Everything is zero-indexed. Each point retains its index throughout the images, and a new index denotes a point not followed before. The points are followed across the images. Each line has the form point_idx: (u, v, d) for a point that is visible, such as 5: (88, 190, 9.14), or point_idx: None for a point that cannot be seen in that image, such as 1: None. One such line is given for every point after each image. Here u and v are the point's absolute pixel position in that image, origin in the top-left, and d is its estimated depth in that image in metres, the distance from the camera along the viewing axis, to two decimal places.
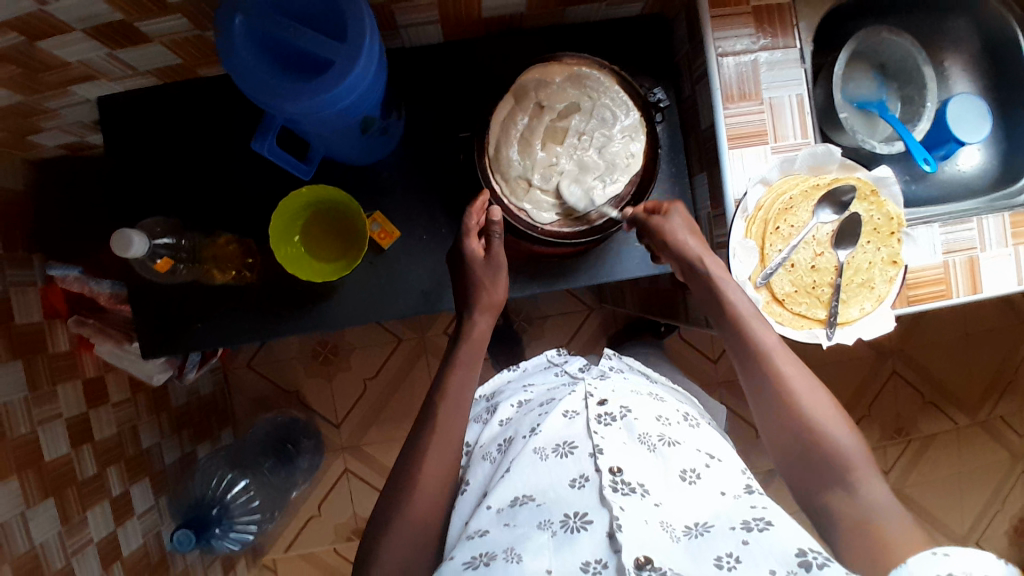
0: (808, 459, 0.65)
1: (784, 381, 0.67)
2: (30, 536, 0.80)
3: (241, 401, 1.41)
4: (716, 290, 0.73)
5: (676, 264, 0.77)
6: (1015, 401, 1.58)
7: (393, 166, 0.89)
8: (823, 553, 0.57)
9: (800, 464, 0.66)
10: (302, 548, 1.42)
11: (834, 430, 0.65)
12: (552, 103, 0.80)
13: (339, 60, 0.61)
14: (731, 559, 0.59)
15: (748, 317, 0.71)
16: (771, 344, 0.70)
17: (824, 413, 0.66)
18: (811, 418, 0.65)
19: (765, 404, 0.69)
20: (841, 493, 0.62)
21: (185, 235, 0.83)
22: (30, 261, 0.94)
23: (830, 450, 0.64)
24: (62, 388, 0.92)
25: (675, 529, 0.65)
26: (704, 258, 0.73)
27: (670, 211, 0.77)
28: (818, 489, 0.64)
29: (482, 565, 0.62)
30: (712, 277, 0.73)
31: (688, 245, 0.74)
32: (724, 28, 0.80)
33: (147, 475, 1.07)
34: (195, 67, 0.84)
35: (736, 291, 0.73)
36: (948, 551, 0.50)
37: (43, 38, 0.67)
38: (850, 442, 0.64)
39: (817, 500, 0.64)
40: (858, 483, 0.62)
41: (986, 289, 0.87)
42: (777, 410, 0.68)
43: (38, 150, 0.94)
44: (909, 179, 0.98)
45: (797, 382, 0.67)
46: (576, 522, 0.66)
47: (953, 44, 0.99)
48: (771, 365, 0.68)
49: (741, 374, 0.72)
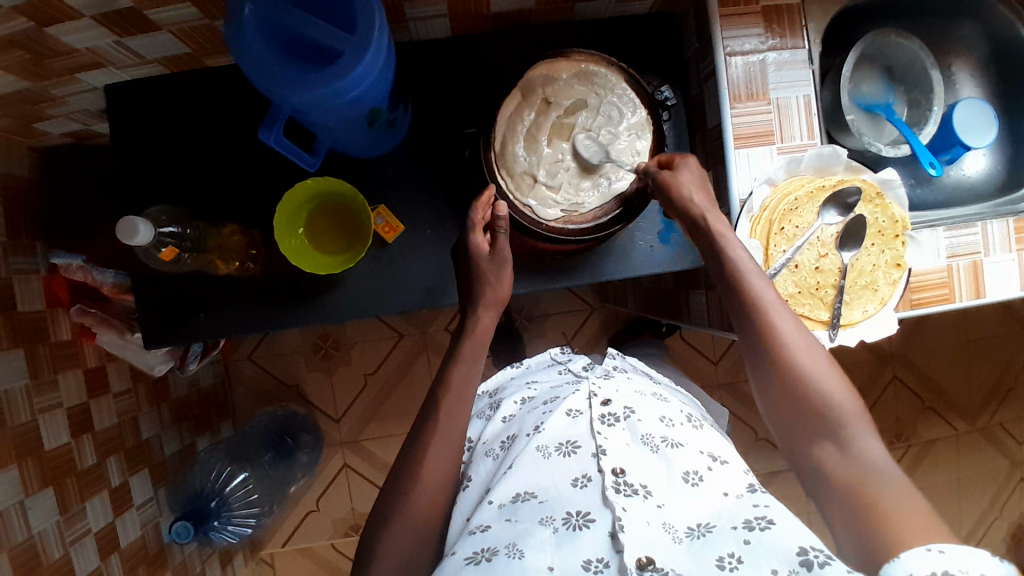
0: (801, 415, 0.64)
1: (779, 335, 0.66)
2: (29, 525, 0.80)
3: (241, 394, 1.41)
4: (719, 248, 0.70)
5: (682, 221, 0.74)
6: (1015, 408, 1.58)
7: (399, 161, 0.89)
8: (824, 551, 0.56)
9: (792, 418, 0.65)
10: (300, 542, 1.42)
11: (828, 386, 0.63)
12: (558, 99, 0.80)
13: (348, 50, 0.61)
14: (733, 559, 0.59)
15: (749, 272, 0.69)
16: (771, 299, 0.68)
17: (820, 368, 0.64)
18: (805, 372, 0.64)
19: (758, 359, 0.67)
20: (831, 449, 0.61)
21: (190, 225, 0.83)
22: (34, 249, 0.94)
23: (823, 404, 0.63)
24: (63, 376, 0.92)
25: (677, 530, 0.65)
26: (707, 216, 0.71)
27: (684, 162, 0.75)
28: (808, 444, 0.63)
29: (484, 561, 0.62)
30: (715, 234, 0.71)
31: (692, 199, 0.72)
32: (732, 28, 0.80)
33: (146, 466, 1.07)
34: (203, 57, 0.84)
35: (739, 250, 0.70)
36: (943, 549, 0.49)
37: (53, 24, 0.67)
38: (843, 397, 0.63)
39: (806, 454, 0.63)
40: (850, 438, 0.61)
41: (989, 294, 0.87)
42: (770, 363, 0.66)
43: (43, 138, 0.94)
44: (914, 182, 0.97)
45: (791, 336, 0.66)
46: (579, 520, 0.66)
47: (960, 49, 0.99)
48: (765, 318, 0.67)
49: (738, 330, 0.70)
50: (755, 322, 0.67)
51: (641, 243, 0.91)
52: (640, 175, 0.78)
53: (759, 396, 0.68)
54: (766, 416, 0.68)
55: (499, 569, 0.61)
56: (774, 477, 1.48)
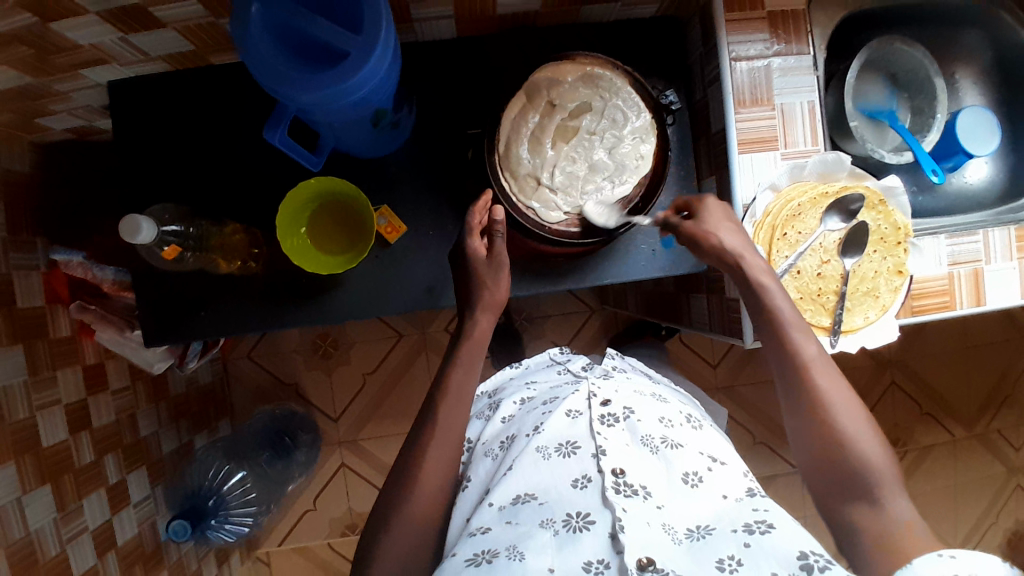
0: (832, 470, 0.64)
1: (819, 392, 0.65)
2: (26, 522, 0.80)
3: (239, 392, 1.41)
4: (760, 291, 0.70)
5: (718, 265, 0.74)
6: (1013, 415, 1.58)
7: (402, 161, 0.89)
8: (825, 555, 0.57)
9: (826, 474, 0.64)
10: (296, 542, 1.41)
11: (867, 446, 0.63)
12: (563, 101, 0.80)
13: (355, 50, 0.60)
14: (733, 561, 0.59)
15: (791, 325, 0.69)
16: (812, 356, 0.67)
17: (860, 428, 0.64)
18: (846, 431, 0.64)
19: (796, 411, 0.67)
20: (866, 508, 0.61)
21: (192, 223, 0.84)
22: (34, 245, 0.94)
23: (860, 463, 0.62)
24: (62, 373, 0.92)
25: (676, 531, 0.65)
26: (744, 258, 0.72)
27: (704, 205, 0.76)
28: (844, 501, 0.63)
29: (484, 563, 0.62)
30: (752, 280, 0.71)
31: (728, 246, 0.72)
32: (738, 33, 0.80)
33: (144, 464, 1.07)
34: (207, 54, 0.84)
35: (778, 294, 0.71)
36: (953, 554, 0.52)
37: (58, 20, 0.67)
38: (881, 460, 0.62)
39: (840, 512, 0.63)
40: (886, 500, 0.61)
41: (990, 301, 0.87)
42: (809, 419, 0.66)
43: (46, 133, 0.93)
44: (916, 190, 0.98)
45: (832, 392, 0.65)
46: (579, 522, 0.66)
47: (964, 57, 0.99)
48: (808, 374, 0.66)
49: (779, 381, 0.69)
50: (796, 375, 0.67)
51: (644, 246, 0.91)
52: (662, 222, 0.79)
53: (795, 449, 0.68)
54: (800, 470, 0.68)
55: (500, 570, 0.61)
56: (772, 481, 1.49)
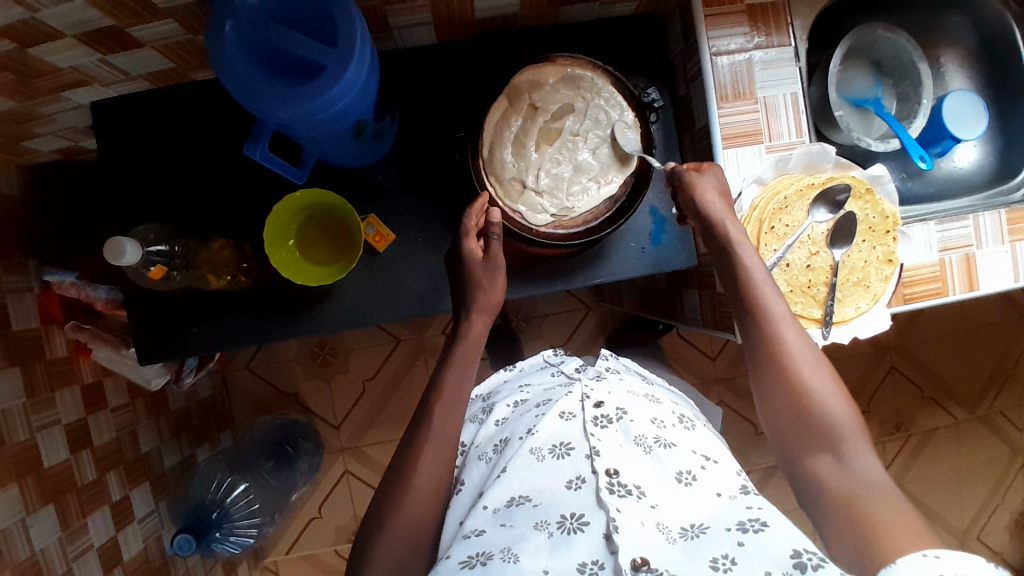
0: (802, 427, 0.64)
1: (784, 346, 0.67)
2: (31, 542, 0.81)
3: (240, 403, 1.41)
4: (733, 254, 0.71)
5: (696, 223, 0.75)
6: (1015, 395, 1.58)
7: (389, 170, 0.89)
8: (818, 554, 0.56)
9: (790, 429, 0.65)
10: (303, 549, 1.42)
11: (829, 402, 0.64)
12: (545, 104, 0.80)
13: (331, 64, 0.60)
14: (727, 560, 0.58)
15: (760, 284, 0.69)
16: (778, 312, 0.68)
17: (824, 385, 0.65)
18: (809, 383, 0.65)
19: (762, 374, 0.68)
20: (830, 460, 0.62)
21: (178, 242, 0.83)
22: (26, 267, 0.94)
23: (823, 419, 0.63)
24: (61, 393, 0.92)
25: (670, 531, 0.65)
26: (726, 223, 0.72)
27: (709, 172, 0.74)
28: (806, 453, 0.64)
29: (478, 565, 0.63)
30: (731, 243, 0.71)
31: (712, 206, 0.72)
32: (718, 27, 0.80)
33: (147, 479, 1.08)
34: (187, 71, 0.84)
35: (756, 260, 0.70)
36: (938, 554, 0.50)
37: (35, 45, 0.67)
38: (847, 417, 0.63)
39: (802, 463, 0.64)
40: (849, 453, 0.62)
41: (983, 286, 0.87)
42: (776, 381, 0.66)
43: (33, 156, 0.94)
44: (905, 176, 0.97)
45: (797, 353, 0.66)
46: (573, 523, 0.66)
47: (949, 41, 0.99)
48: (773, 333, 0.67)
49: (745, 346, 0.70)
50: (761, 337, 0.68)
51: (632, 245, 0.91)
52: (669, 174, 0.77)
53: (760, 409, 0.69)
54: (763, 425, 0.69)
55: (494, 572, 0.61)
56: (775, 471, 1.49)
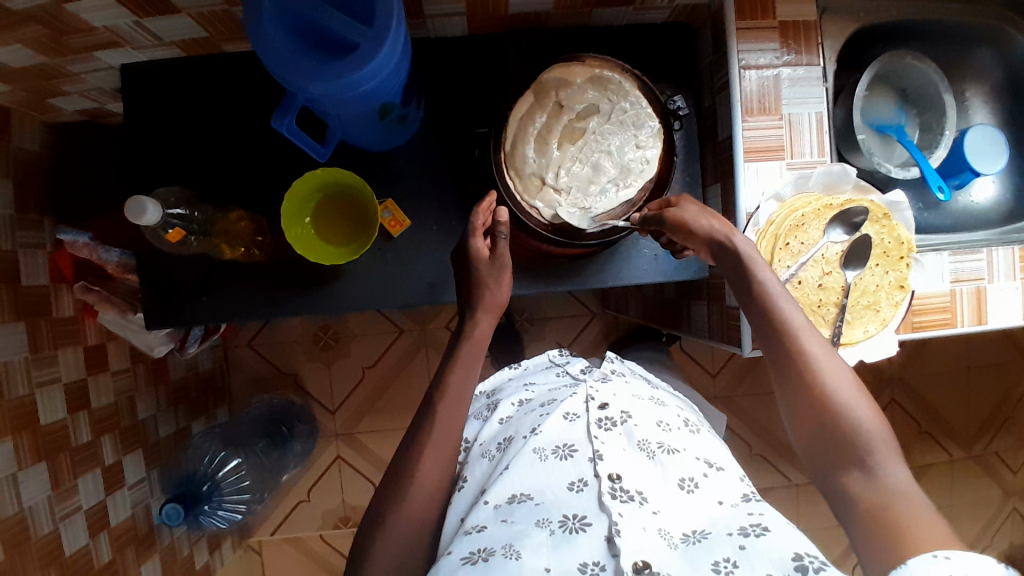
0: (827, 438, 0.59)
1: (808, 360, 0.61)
2: (20, 498, 0.80)
3: (239, 379, 1.41)
4: (747, 270, 0.66)
5: (706, 251, 0.71)
6: (1011, 437, 1.58)
7: (409, 156, 0.89)
8: (818, 558, 0.57)
9: (820, 449, 0.60)
10: (288, 531, 1.42)
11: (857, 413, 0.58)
12: (571, 103, 0.80)
13: (365, 44, 0.61)
14: (728, 564, 0.59)
15: (775, 294, 0.65)
16: (797, 321, 0.63)
17: (846, 391, 0.59)
18: (840, 400, 0.59)
19: (790, 383, 0.62)
20: (857, 475, 0.56)
21: (197, 208, 0.84)
22: (41, 223, 0.95)
23: (848, 428, 0.58)
24: (63, 352, 0.93)
25: (672, 536, 0.65)
26: (733, 238, 0.68)
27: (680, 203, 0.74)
28: (834, 469, 0.58)
29: (480, 561, 0.63)
30: (743, 258, 0.67)
31: (713, 228, 0.70)
32: (749, 42, 0.80)
33: (140, 446, 1.08)
34: (220, 42, 0.85)
35: (767, 272, 0.66)
36: (949, 553, 0.47)
37: (73, 2, 0.67)
38: (872, 425, 0.58)
39: (829, 480, 0.59)
40: (877, 465, 0.56)
41: (990, 321, 0.88)
42: (801, 391, 0.61)
43: (57, 113, 0.94)
44: (922, 206, 0.98)
45: (824, 365, 0.61)
46: (574, 524, 0.66)
47: (975, 75, 0.99)
48: (793, 343, 0.62)
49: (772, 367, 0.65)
50: (781, 352, 0.63)
51: (647, 251, 0.91)
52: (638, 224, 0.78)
53: (786, 418, 0.63)
54: (790, 437, 0.63)
55: (495, 569, 0.61)
56: (767, 493, 1.49)
